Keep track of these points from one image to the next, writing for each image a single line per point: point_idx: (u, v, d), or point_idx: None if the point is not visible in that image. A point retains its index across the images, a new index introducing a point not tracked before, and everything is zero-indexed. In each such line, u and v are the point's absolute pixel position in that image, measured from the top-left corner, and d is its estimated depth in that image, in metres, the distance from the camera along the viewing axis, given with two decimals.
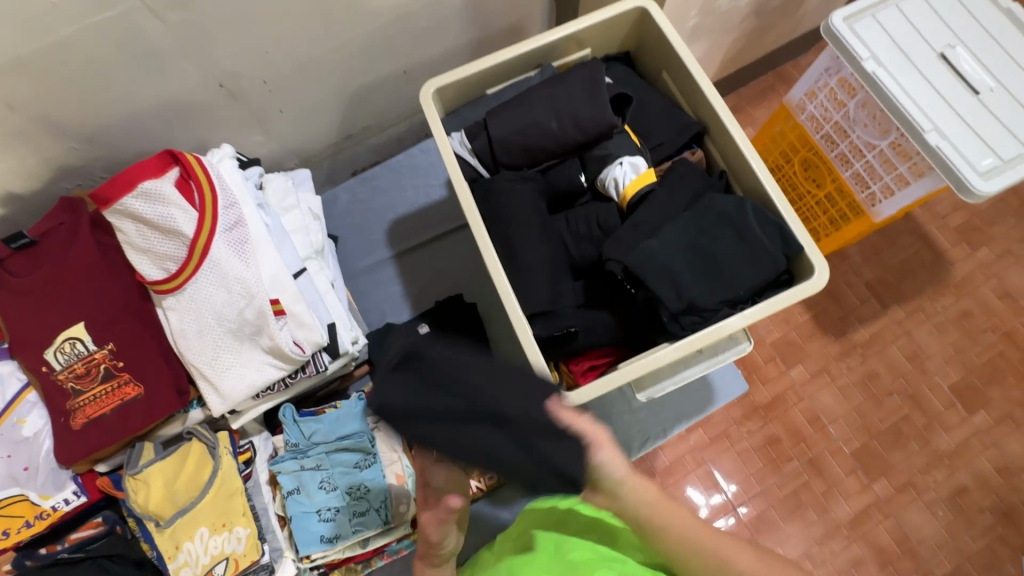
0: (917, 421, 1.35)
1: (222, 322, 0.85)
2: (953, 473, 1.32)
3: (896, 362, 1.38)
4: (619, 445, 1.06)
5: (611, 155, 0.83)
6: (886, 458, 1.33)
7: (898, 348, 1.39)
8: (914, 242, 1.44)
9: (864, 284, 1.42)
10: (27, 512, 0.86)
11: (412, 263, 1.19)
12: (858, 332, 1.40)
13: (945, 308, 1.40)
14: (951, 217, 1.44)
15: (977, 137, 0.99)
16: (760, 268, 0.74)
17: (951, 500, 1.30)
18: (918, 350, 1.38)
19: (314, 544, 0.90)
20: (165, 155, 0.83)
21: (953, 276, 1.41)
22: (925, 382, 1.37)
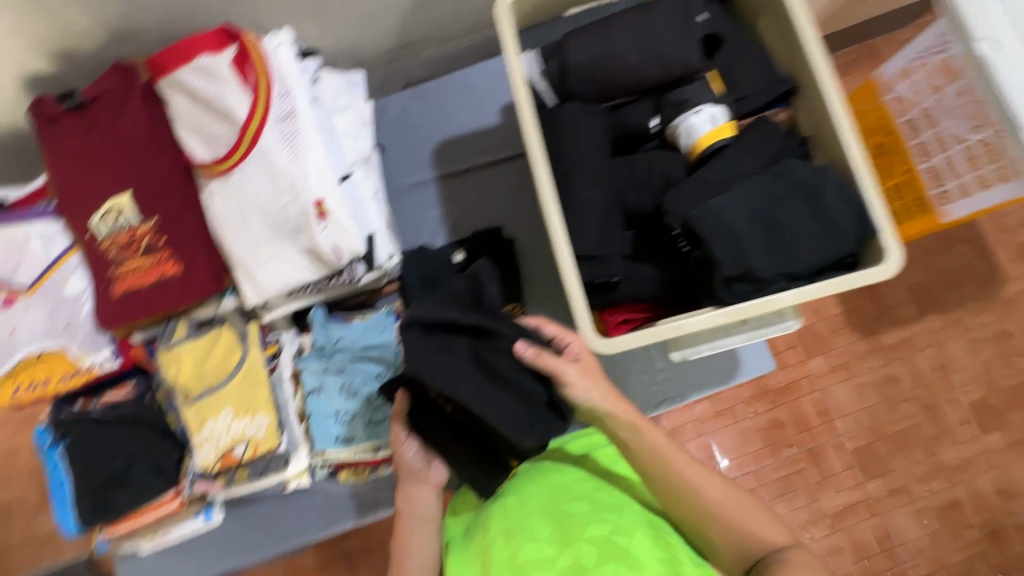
0: (926, 431, 1.33)
1: (264, 215, 0.84)
2: (950, 485, 1.31)
3: (920, 370, 1.34)
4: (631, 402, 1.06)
5: (689, 102, 0.77)
6: (886, 460, 1.32)
7: (926, 357, 1.35)
8: (971, 251, 1.35)
9: (907, 287, 1.36)
10: (65, 367, 0.91)
11: (455, 188, 1.16)
12: (889, 334, 1.35)
13: (984, 325, 1.34)
14: (1018, 232, 1.35)
15: None
16: (826, 245, 0.70)
17: (940, 511, 1.30)
18: (946, 362, 1.34)
19: (329, 442, 0.94)
20: (224, 32, 0.80)
21: (1002, 294, 1.34)
22: (945, 394, 1.33)
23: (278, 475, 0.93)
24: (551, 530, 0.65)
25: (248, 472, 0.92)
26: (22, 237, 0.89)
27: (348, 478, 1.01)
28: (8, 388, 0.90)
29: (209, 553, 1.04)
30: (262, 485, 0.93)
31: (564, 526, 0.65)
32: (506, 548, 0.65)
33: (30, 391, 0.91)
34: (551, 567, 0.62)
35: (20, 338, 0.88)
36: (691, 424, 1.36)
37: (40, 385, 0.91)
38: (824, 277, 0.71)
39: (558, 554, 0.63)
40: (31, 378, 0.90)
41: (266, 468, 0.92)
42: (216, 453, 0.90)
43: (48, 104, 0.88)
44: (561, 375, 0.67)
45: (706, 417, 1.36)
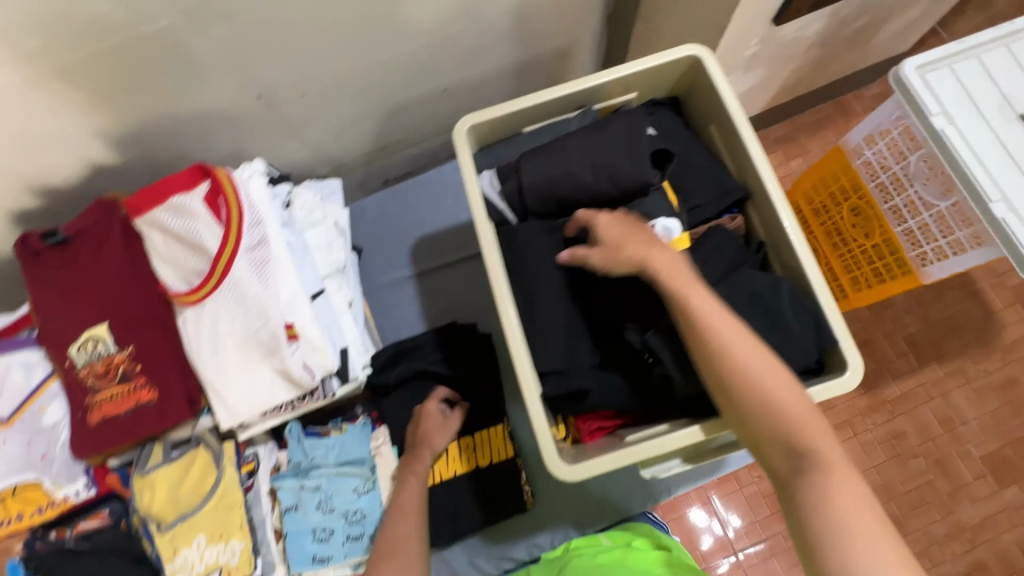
0: (941, 487, 1.63)
1: (236, 340, 0.84)
2: (973, 548, 1.59)
3: (926, 423, 1.67)
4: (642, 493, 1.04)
5: (646, 215, 0.78)
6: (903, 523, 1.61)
7: (932, 408, 1.68)
8: (964, 298, 1.74)
9: (903, 339, 1.73)
10: (41, 499, 0.90)
11: (431, 285, 1.18)
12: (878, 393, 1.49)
13: (989, 372, 1.70)
14: (1007, 278, 1.74)
15: None
16: (786, 356, 0.69)
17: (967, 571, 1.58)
18: (953, 416, 1.67)
19: (305, 564, 0.90)
20: (197, 170, 0.84)
21: (1002, 341, 1.71)
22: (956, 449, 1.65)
23: None
24: None
25: None
26: (5, 368, 0.91)
27: None
28: None
29: None
30: None
31: None
32: None
33: (3, 527, 0.89)
34: None
35: None
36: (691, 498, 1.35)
37: (14, 519, 0.89)
38: None
39: None
40: (6, 513, 0.89)
41: None
42: None
43: (32, 237, 0.90)
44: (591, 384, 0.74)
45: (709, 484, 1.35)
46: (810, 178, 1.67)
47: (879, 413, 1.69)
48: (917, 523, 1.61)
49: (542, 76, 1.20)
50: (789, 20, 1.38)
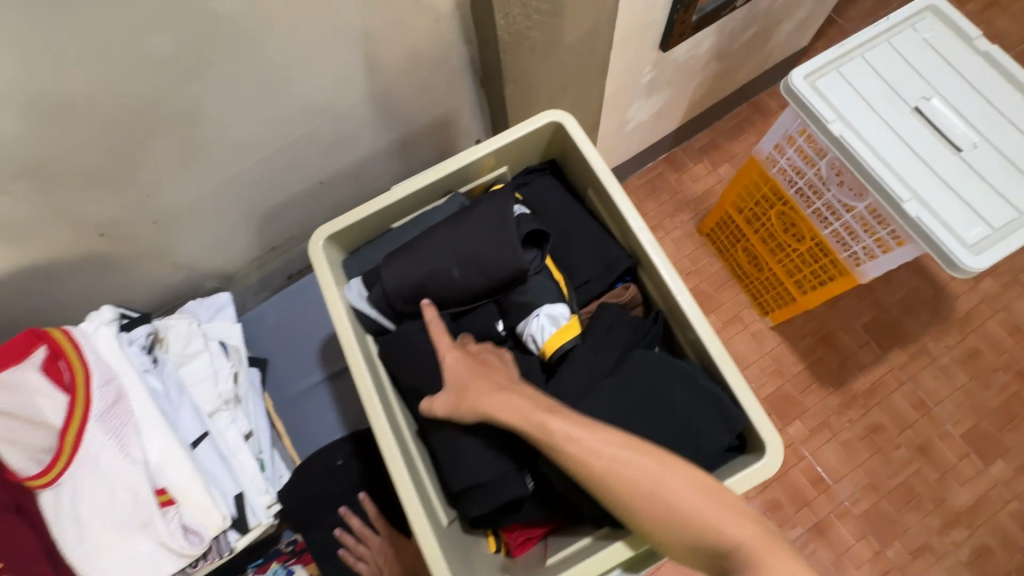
0: (929, 475, 1.57)
1: (102, 518, 0.74)
2: (974, 531, 1.52)
3: (901, 409, 1.62)
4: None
5: (531, 304, 0.71)
6: (902, 522, 1.53)
7: (903, 395, 1.63)
8: (912, 277, 1.72)
9: (859, 331, 1.69)
10: None
11: (346, 386, 1.09)
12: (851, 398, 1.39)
13: (952, 346, 1.67)
14: None
15: (974, 215, 1.07)
16: (695, 447, 0.63)
17: (975, 558, 1.50)
18: (924, 398, 1.63)
19: None
20: (30, 334, 0.74)
21: (955, 315, 1.69)
22: (936, 432, 1.60)
23: None
24: None
25: None
26: None
27: None
28: None
29: None
30: None
31: None
32: None
33: None
34: None
35: None
36: None
37: None
38: None
39: None
40: None
41: None
42: None
43: None
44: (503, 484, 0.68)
45: None
46: (735, 188, 1.63)
47: (854, 409, 1.63)
48: (914, 519, 1.54)
49: (429, 146, 1.15)
50: (674, 46, 1.37)
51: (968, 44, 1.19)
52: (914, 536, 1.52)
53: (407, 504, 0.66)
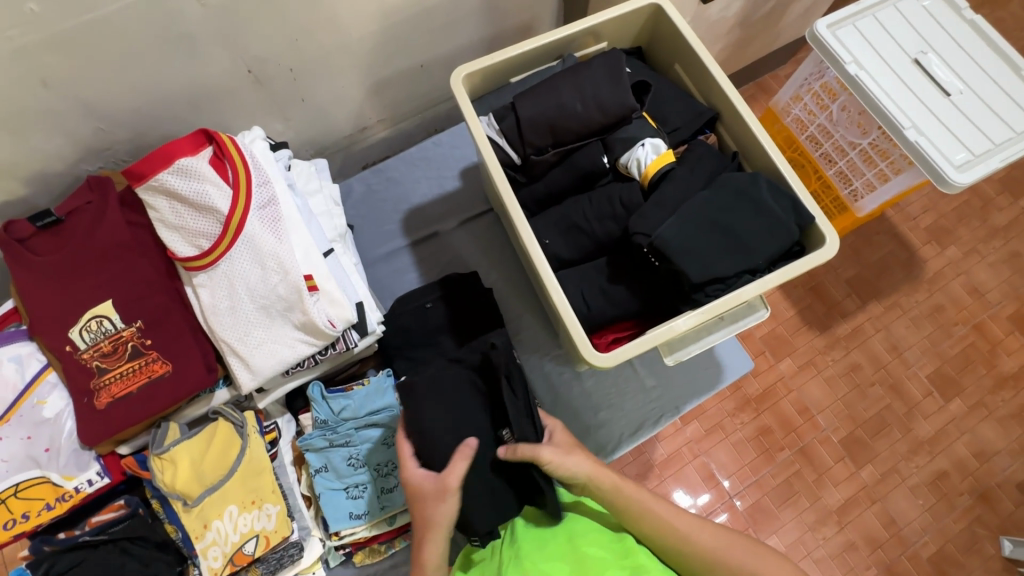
0: None
1: (254, 298, 0.85)
2: (932, 458, 1.46)
3: (877, 353, 1.53)
4: (605, 441, 1.08)
5: (634, 137, 0.88)
6: (872, 445, 1.46)
7: (878, 341, 1.54)
8: None
9: None
10: (49, 494, 0.85)
11: (426, 253, 1.21)
12: (840, 325, 1.55)
13: (919, 303, 1.57)
14: None
15: (958, 146, 1.29)
16: (775, 237, 0.79)
17: (932, 483, 1.44)
18: (896, 342, 1.54)
19: (343, 521, 0.90)
20: (201, 134, 0.85)
21: None
22: (904, 371, 1.52)
23: (294, 567, 0.90)
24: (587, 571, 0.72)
25: (260, 569, 0.87)
26: None
27: (365, 560, 0.94)
28: None
29: None
30: None
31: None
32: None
33: (8, 530, 0.83)
34: None
35: None
36: (684, 447, 1.45)
37: (21, 520, 0.83)
38: (771, 271, 0.80)
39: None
40: (9, 514, 0.83)
41: (280, 563, 0.88)
42: (224, 556, 0.85)
43: (18, 224, 0.87)
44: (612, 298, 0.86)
45: (699, 437, 1.46)
46: None
47: (837, 349, 1.54)
48: None
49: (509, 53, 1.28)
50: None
51: (958, 13, 1.42)
52: (884, 461, 1.45)
53: (552, 296, 0.79)
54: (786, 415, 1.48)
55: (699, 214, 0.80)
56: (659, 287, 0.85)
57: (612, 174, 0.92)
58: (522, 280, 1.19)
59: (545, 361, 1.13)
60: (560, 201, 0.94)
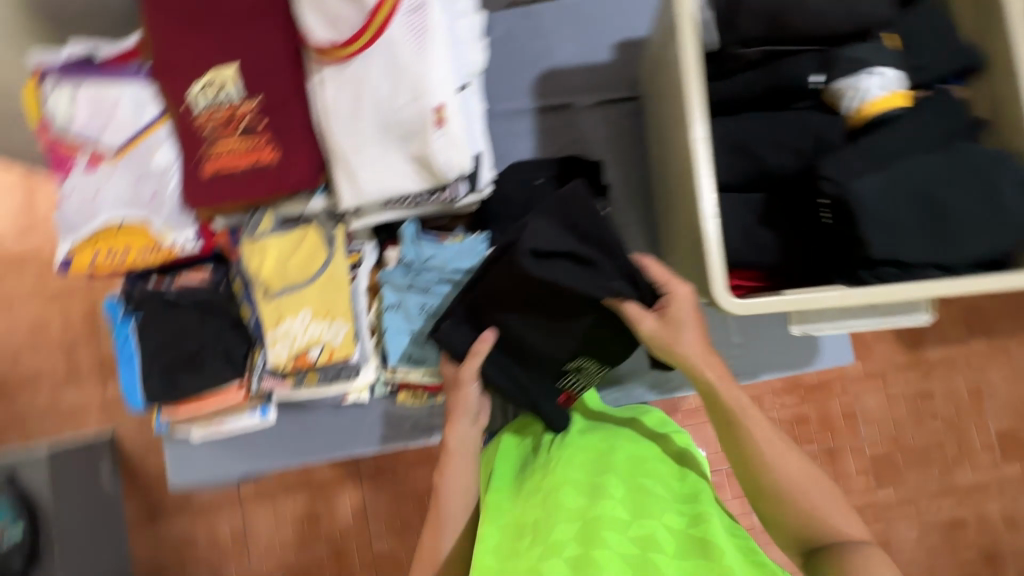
0: None
1: (378, 112, 0.78)
2: (956, 504, 1.45)
3: (953, 391, 1.48)
4: (673, 377, 1.00)
5: (864, 61, 0.69)
6: (903, 472, 1.46)
7: (961, 380, 1.48)
8: None
9: None
10: (145, 243, 0.87)
11: (549, 124, 1.09)
12: (930, 350, 1.48)
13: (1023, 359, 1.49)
14: None
15: None
16: (990, 237, 0.65)
17: (943, 525, 1.45)
18: (977, 388, 1.48)
19: (400, 361, 0.93)
20: None
21: None
22: (972, 418, 1.47)
23: (346, 384, 0.92)
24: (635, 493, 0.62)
25: (318, 375, 0.91)
26: (114, 99, 0.85)
27: (406, 400, 1.00)
28: (85, 254, 0.86)
29: (262, 450, 1.04)
30: (329, 392, 0.93)
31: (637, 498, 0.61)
32: (573, 496, 0.60)
33: (107, 260, 0.87)
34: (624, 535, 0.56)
35: (104, 202, 0.85)
36: None
37: (120, 255, 0.87)
38: (961, 274, 0.67)
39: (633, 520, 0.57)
40: (110, 246, 0.87)
41: (335, 376, 0.91)
42: (289, 353, 0.87)
43: None
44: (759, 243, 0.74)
45: None
46: None
47: (913, 372, 1.48)
48: None
49: None
50: None
51: None
52: (907, 490, 1.46)
53: (704, 223, 0.68)
54: (830, 414, 1.48)
55: (913, 178, 0.65)
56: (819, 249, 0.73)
57: (813, 99, 0.75)
58: (641, 190, 1.07)
59: None
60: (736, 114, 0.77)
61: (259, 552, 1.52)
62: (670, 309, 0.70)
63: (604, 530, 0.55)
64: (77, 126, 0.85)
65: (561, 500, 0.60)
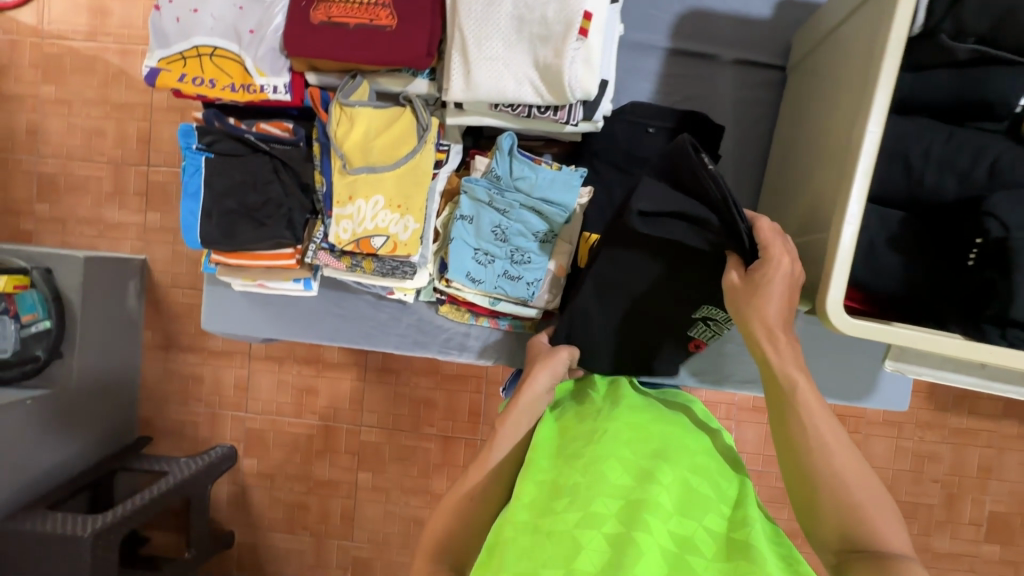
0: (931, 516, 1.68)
1: (518, 3, 0.71)
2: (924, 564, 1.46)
3: (966, 463, 1.44)
4: (721, 370, 0.97)
5: None
6: None
7: (980, 454, 1.44)
8: None
9: None
10: (236, 77, 0.81)
11: (677, 71, 0.99)
12: (959, 418, 1.44)
13: None
14: None
15: None
16: None
17: None
18: (992, 467, 1.44)
19: (459, 276, 0.89)
20: None
21: None
22: (974, 493, 1.44)
23: (397, 282, 0.89)
24: (681, 486, 0.61)
25: (374, 265, 0.87)
26: None
27: (447, 313, 0.99)
28: (174, 72, 0.81)
29: (292, 319, 1.03)
30: (381, 283, 0.90)
31: (682, 492, 0.61)
32: (618, 474, 0.61)
33: (192, 85, 0.81)
34: (666, 522, 0.56)
35: (204, 21, 0.80)
36: (726, 405, 1.41)
37: (206, 84, 0.81)
38: None
39: (676, 514, 0.58)
40: (200, 72, 0.81)
41: (390, 271, 0.88)
42: (352, 235, 0.83)
43: None
44: (879, 264, 0.68)
45: (745, 407, 1.41)
46: None
47: (933, 432, 1.44)
48: None
49: None
50: None
51: None
52: None
53: (842, 226, 0.60)
54: None
55: None
56: (947, 289, 0.66)
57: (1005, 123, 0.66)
58: (751, 171, 0.98)
59: None
60: (913, 113, 0.68)
61: (257, 407, 1.58)
62: (758, 273, 0.64)
63: (647, 516, 0.55)
64: None
65: (606, 474, 0.61)
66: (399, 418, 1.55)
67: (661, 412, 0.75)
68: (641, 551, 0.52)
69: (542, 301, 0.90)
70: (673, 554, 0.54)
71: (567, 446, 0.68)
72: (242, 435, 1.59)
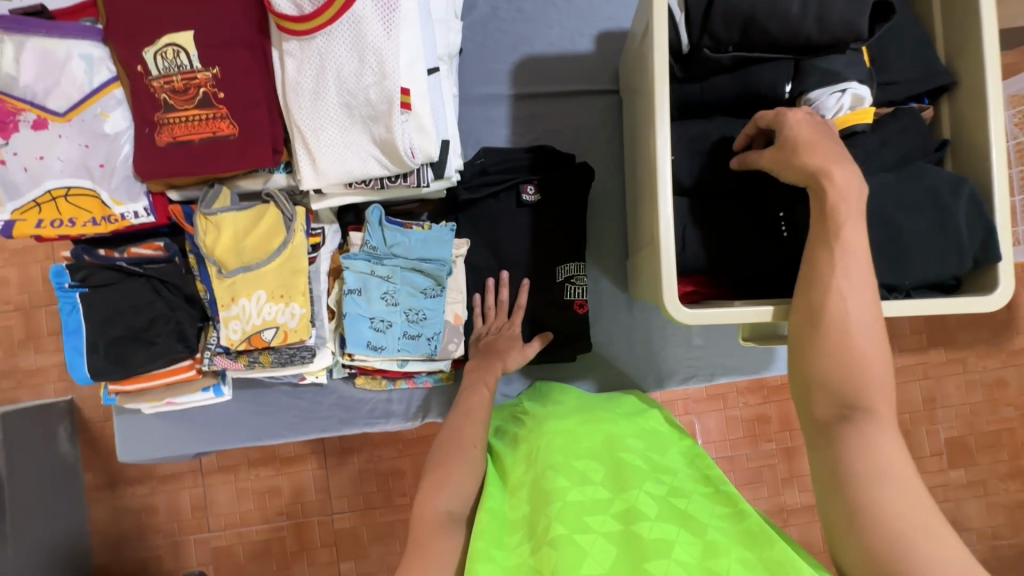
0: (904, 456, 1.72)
1: (341, 91, 0.76)
2: None
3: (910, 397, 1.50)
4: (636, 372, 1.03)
5: (837, 74, 0.69)
6: None
7: (919, 386, 1.50)
8: None
9: None
10: (96, 210, 0.84)
11: (527, 113, 1.07)
12: None
13: (985, 369, 1.50)
14: None
15: None
16: (939, 264, 0.65)
17: None
18: (936, 396, 1.50)
19: (358, 347, 0.91)
20: None
21: None
22: (926, 424, 1.50)
23: (301, 367, 0.90)
24: (612, 470, 0.66)
25: (272, 357, 0.88)
26: (63, 54, 0.79)
27: (364, 383, 0.99)
28: (30, 219, 0.82)
29: (213, 428, 1.02)
30: (284, 372, 0.91)
31: (616, 476, 0.66)
32: (556, 479, 0.65)
33: (53, 228, 0.83)
34: (606, 511, 0.61)
35: (52, 166, 0.81)
36: (682, 401, 1.41)
37: (67, 224, 0.83)
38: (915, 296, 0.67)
39: (613, 499, 0.62)
40: (57, 214, 0.83)
41: (290, 358, 0.89)
42: (243, 333, 0.85)
43: None
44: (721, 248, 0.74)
45: (699, 398, 1.41)
46: None
47: None
48: None
49: None
50: None
51: None
52: None
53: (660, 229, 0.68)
54: None
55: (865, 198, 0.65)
56: (777, 258, 0.73)
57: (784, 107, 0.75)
58: (613, 183, 1.06)
59: (604, 278, 1.05)
60: (708, 112, 0.78)
61: (219, 524, 1.51)
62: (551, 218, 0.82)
63: (586, 518, 0.60)
64: (22, 84, 0.79)
65: (546, 485, 0.64)
66: (370, 496, 1.51)
67: (590, 411, 0.80)
68: (586, 553, 0.56)
69: (448, 351, 0.94)
70: (622, 535, 0.58)
71: (512, 471, 0.71)
72: (209, 557, 1.51)
